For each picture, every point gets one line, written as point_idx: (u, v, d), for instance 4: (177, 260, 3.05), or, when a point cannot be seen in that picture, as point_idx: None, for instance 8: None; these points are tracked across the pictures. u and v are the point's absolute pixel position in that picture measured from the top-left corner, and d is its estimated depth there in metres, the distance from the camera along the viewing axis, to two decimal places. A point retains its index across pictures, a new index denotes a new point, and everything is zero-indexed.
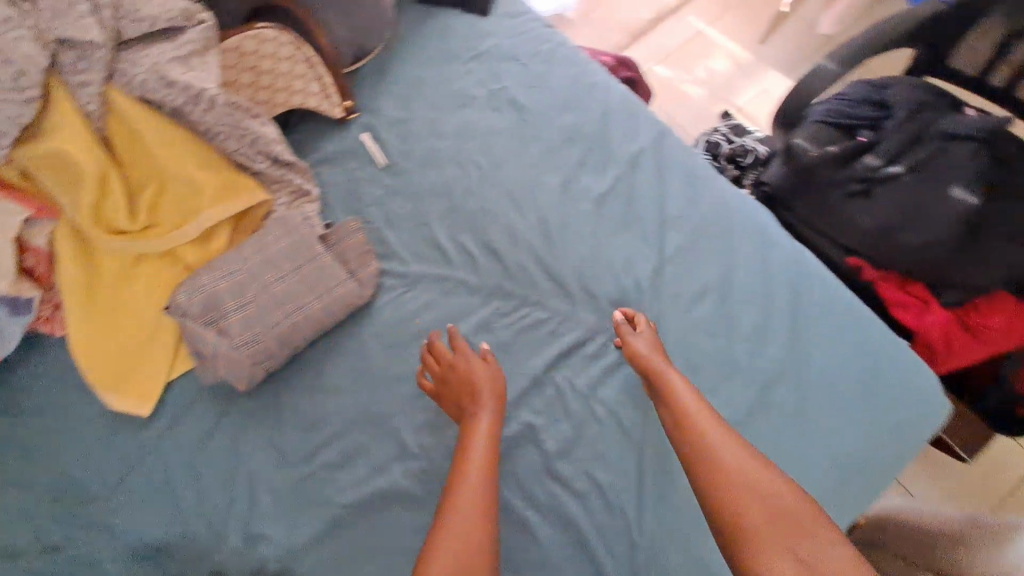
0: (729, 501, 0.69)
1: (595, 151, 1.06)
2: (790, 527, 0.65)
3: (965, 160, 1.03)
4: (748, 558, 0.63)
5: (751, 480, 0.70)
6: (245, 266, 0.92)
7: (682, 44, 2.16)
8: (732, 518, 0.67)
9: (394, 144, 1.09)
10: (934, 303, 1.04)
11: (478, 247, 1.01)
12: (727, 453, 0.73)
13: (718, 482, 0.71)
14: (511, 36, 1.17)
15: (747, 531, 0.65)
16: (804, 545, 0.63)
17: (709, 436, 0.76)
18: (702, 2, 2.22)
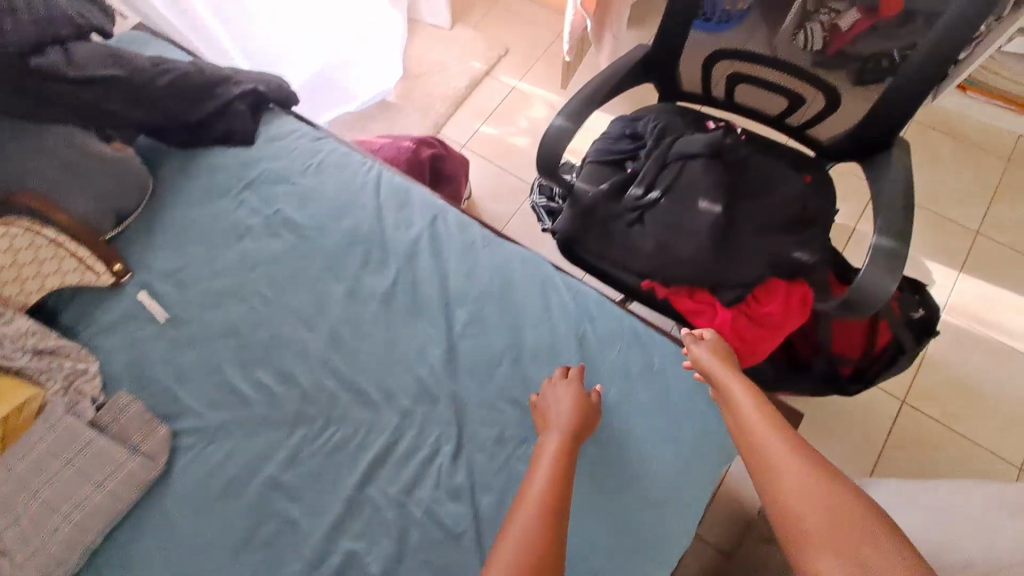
0: (778, 493, 0.68)
1: (375, 249, 1.08)
2: (820, 506, 0.64)
3: (703, 176, 1.15)
4: (810, 544, 0.61)
5: (792, 463, 0.70)
6: (10, 478, 0.86)
7: (502, 101, 2.28)
8: (784, 513, 0.66)
9: (173, 294, 1.06)
10: (718, 304, 1.12)
11: (272, 378, 0.99)
12: (770, 442, 0.73)
13: (770, 475, 0.70)
14: (277, 157, 1.18)
15: (799, 526, 0.63)
16: (845, 515, 0.62)
17: (752, 428, 0.77)
18: (510, 59, 2.36)
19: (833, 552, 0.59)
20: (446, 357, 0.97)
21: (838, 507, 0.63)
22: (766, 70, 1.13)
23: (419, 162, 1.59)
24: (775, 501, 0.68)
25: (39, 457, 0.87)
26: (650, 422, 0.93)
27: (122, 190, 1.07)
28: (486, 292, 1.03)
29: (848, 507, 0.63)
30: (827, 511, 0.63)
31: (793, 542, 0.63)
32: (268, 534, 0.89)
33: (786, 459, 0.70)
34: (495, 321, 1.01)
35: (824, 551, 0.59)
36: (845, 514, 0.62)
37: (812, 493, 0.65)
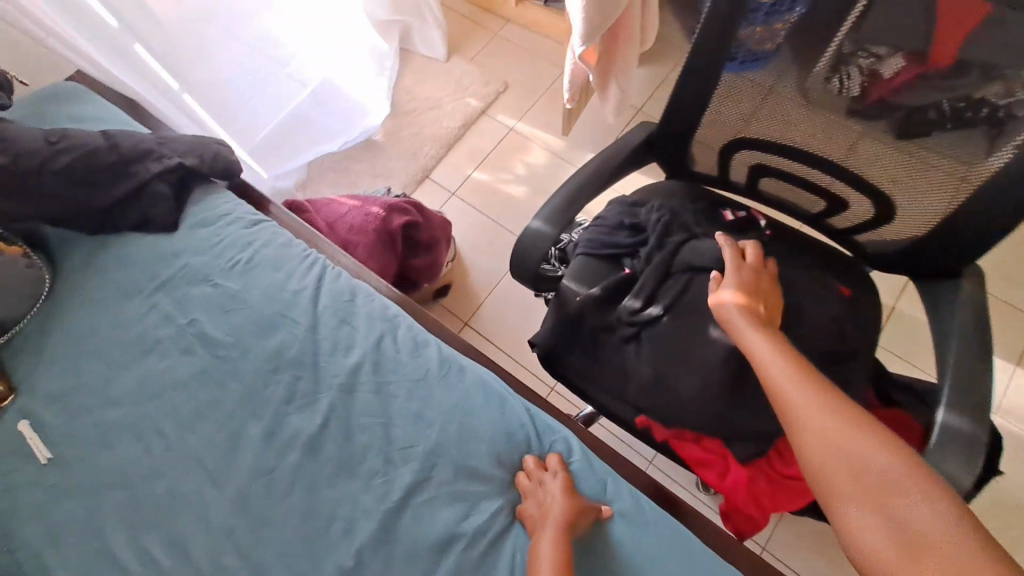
0: (835, 476, 0.60)
1: (304, 378, 0.88)
2: (881, 482, 0.57)
3: None
4: (889, 540, 0.54)
5: (834, 433, 0.62)
6: None
7: (498, 143, 2.08)
8: (842, 492, 0.59)
9: (59, 425, 0.88)
10: (732, 459, 0.89)
11: (162, 549, 0.79)
12: (805, 413, 0.65)
13: (821, 452, 0.62)
14: (203, 251, 1.00)
15: (866, 521, 0.56)
16: (907, 493, 0.56)
17: (787, 394, 0.68)
18: (509, 97, 2.16)
19: (916, 537, 0.53)
20: (376, 534, 0.77)
21: (900, 486, 0.56)
22: (811, 167, 0.92)
23: (388, 232, 1.41)
24: (828, 476, 0.61)
25: None
26: None
27: (9, 296, 0.92)
28: (435, 443, 0.83)
29: (911, 483, 0.56)
30: (893, 498, 0.56)
31: (861, 535, 0.56)
32: None
33: (831, 432, 0.62)
34: (443, 485, 0.81)
35: (908, 541, 0.53)
36: (913, 496, 0.55)
37: (872, 470, 0.58)
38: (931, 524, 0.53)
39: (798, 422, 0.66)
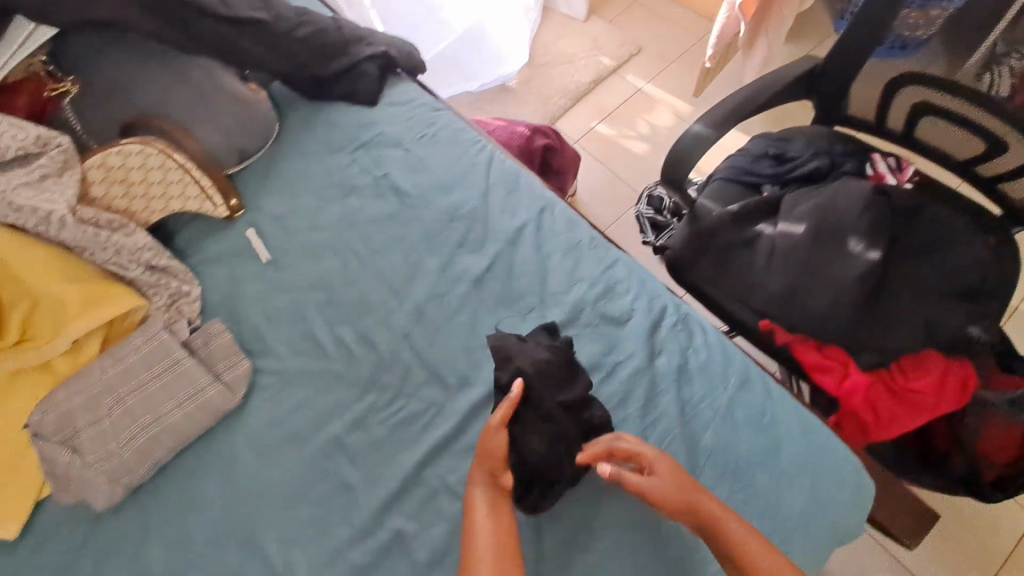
0: (749, 567, 0.66)
1: (476, 229, 1.04)
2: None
3: (862, 213, 0.96)
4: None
5: (743, 529, 0.69)
6: (102, 378, 0.89)
7: (624, 101, 2.17)
8: (747, 563, 0.67)
9: (277, 238, 1.09)
10: (853, 366, 0.96)
11: (355, 339, 0.98)
12: (719, 509, 0.71)
13: (740, 549, 0.68)
14: (395, 122, 1.18)
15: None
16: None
17: (686, 489, 0.72)
18: (641, 60, 2.24)
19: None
20: None
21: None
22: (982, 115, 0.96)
23: (530, 150, 1.54)
24: (744, 563, 0.67)
25: (130, 366, 0.90)
26: (750, 480, 0.80)
27: (248, 131, 1.09)
28: (583, 295, 0.95)
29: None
30: (796, 574, 0.66)
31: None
32: (323, 493, 0.88)
33: (731, 528, 0.69)
34: (587, 328, 0.93)
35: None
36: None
37: (787, 573, 0.66)
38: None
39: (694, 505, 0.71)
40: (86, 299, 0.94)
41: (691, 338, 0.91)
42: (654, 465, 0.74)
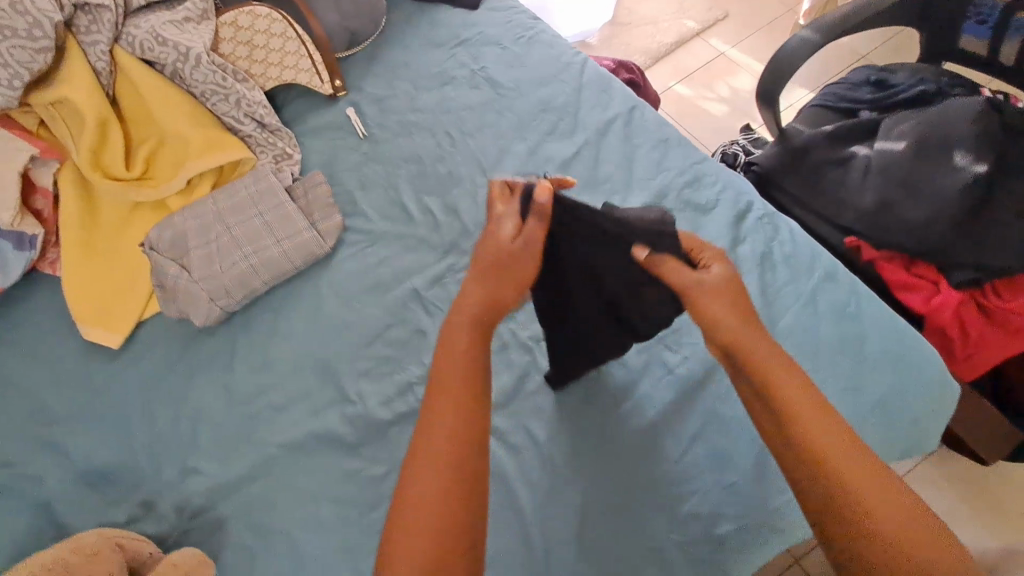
0: (799, 430, 0.57)
1: (565, 119, 1.06)
2: (837, 460, 0.55)
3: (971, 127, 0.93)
4: (864, 507, 0.52)
5: (810, 401, 0.59)
6: (213, 208, 0.96)
7: (705, 64, 2.15)
8: (795, 430, 0.57)
9: (375, 117, 1.14)
10: (944, 283, 0.93)
11: (440, 207, 1.02)
12: (779, 366, 0.61)
13: (793, 415, 0.58)
14: (494, 24, 1.22)
15: (866, 538, 0.51)
16: (861, 477, 0.54)
17: (755, 343, 0.63)
18: (727, 25, 2.21)
19: (882, 516, 0.52)
20: None
21: (869, 469, 0.55)
22: None
23: None
24: (790, 424, 0.58)
25: (239, 201, 0.97)
26: (830, 363, 0.79)
27: (361, 17, 1.17)
28: (667, 184, 0.96)
29: (861, 455, 0.56)
30: (852, 456, 0.55)
31: (801, 492, 0.56)
32: (398, 335, 0.92)
33: (797, 395, 0.59)
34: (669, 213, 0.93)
35: (881, 511, 0.52)
36: (877, 486, 0.54)
37: (844, 448, 0.56)
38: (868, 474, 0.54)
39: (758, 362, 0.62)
40: (206, 140, 1.01)
41: (778, 231, 0.90)
42: (721, 308, 0.66)
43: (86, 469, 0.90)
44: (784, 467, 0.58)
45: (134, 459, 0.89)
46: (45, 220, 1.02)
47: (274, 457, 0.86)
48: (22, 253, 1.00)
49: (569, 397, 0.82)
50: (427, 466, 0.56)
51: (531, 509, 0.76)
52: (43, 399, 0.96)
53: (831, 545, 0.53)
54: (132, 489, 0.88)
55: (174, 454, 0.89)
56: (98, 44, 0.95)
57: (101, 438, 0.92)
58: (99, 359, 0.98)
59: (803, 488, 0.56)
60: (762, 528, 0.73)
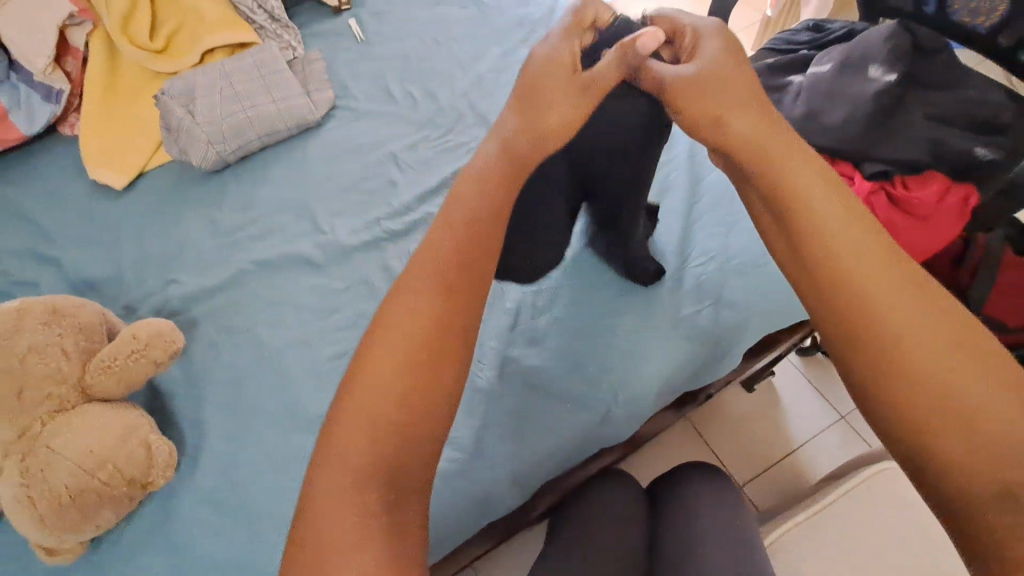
0: (817, 247, 0.43)
1: (539, 32, 1.21)
2: (866, 284, 0.41)
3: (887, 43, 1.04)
4: (900, 356, 0.38)
5: (835, 210, 0.44)
6: (222, 69, 1.09)
7: None
8: (819, 244, 0.43)
9: (372, 25, 1.27)
10: (858, 177, 1.06)
11: (421, 93, 1.15)
12: (798, 168, 0.46)
13: (812, 226, 0.44)
14: None
15: (881, 364, 0.39)
16: (908, 309, 0.39)
17: (772, 143, 0.48)
18: None
19: (911, 335, 0.38)
20: None
21: (916, 297, 0.40)
22: None
23: None
24: (803, 242, 0.44)
25: (244, 66, 1.10)
26: (744, 209, 0.90)
27: None
28: None
29: (904, 277, 0.41)
30: (887, 273, 0.41)
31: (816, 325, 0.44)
32: (372, 186, 1.03)
33: (819, 203, 0.44)
34: None
35: (916, 351, 0.38)
36: (921, 314, 0.39)
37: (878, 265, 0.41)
38: (913, 301, 0.39)
39: (768, 172, 0.47)
40: (221, 20, 1.15)
41: None
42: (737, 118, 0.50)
43: (76, 279, 0.98)
44: (800, 294, 0.45)
45: (122, 273, 0.98)
46: (73, 80, 1.14)
47: (249, 273, 0.95)
48: (48, 104, 1.12)
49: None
50: (380, 338, 0.44)
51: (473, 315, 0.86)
52: (46, 225, 1.05)
53: (843, 379, 0.41)
54: (116, 297, 0.96)
55: (158, 270, 0.98)
56: None
57: (94, 257, 1.01)
58: (101, 197, 1.08)
59: (817, 315, 0.43)
60: (670, 334, 0.83)
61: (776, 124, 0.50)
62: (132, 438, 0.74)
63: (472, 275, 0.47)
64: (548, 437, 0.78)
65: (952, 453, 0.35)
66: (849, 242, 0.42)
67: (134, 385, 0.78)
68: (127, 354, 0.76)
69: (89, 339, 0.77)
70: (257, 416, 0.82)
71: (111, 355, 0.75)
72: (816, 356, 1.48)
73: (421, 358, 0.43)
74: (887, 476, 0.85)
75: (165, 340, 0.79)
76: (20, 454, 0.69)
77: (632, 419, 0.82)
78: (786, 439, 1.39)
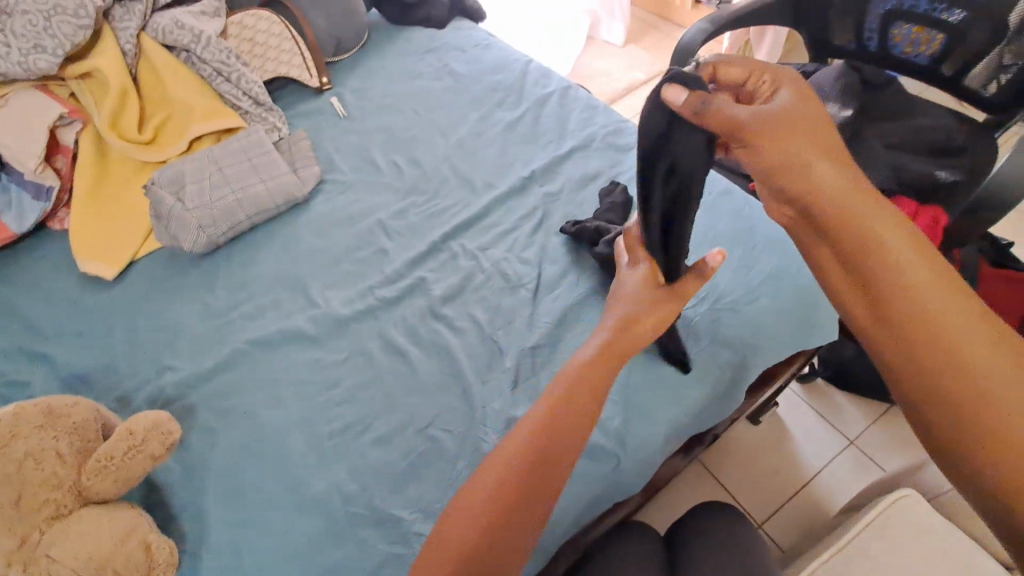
0: (919, 300, 0.49)
1: (513, 96, 1.27)
2: (945, 324, 0.47)
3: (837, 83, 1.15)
4: (962, 365, 0.46)
5: (918, 258, 0.50)
6: (210, 155, 1.13)
7: None
8: (907, 292, 0.49)
9: (353, 101, 1.33)
10: None
11: (405, 162, 1.19)
12: (877, 219, 0.52)
13: (899, 272, 0.50)
14: (457, 37, 1.46)
15: (963, 397, 0.45)
16: (976, 343, 0.46)
17: (852, 200, 0.53)
18: None
19: (969, 345, 0.46)
20: (546, 166, 1.10)
21: (977, 315, 0.48)
22: None
23: None
24: (870, 276, 0.51)
25: (231, 150, 1.14)
26: (727, 248, 0.92)
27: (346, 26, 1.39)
28: (595, 134, 1.14)
29: (966, 301, 0.48)
30: (949, 295, 0.48)
31: (886, 364, 0.51)
32: (363, 255, 1.05)
33: (904, 254, 0.50)
34: (596, 153, 1.11)
35: (973, 358, 0.46)
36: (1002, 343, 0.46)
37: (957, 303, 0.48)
38: (985, 339, 0.46)
39: (842, 214, 0.53)
40: (208, 110, 1.20)
41: None
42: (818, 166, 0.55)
43: (67, 374, 0.97)
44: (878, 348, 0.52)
45: (114, 364, 0.97)
46: (62, 177, 1.16)
47: (244, 352, 0.94)
48: (38, 202, 1.13)
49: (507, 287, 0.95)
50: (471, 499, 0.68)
51: (474, 377, 0.86)
52: (36, 321, 1.04)
53: (909, 399, 0.49)
54: (109, 389, 0.95)
55: (152, 357, 0.97)
56: (127, 29, 1.16)
57: (86, 350, 1.00)
58: (93, 288, 1.08)
59: (887, 356, 0.51)
60: (669, 377, 0.83)
61: (852, 168, 0.55)
62: (131, 538, 0.71)
63: (539, 479, 0.68)
64: (560, 495, 0.76)
65: (1012, 473, 0.42)
66: (914, 262, 0.50)
67: (131, 481, 0.75)
68: (124, 450, 0.73)
69: (84, 438, 0.76)
70: (259, 501, 0.80)
71: (107, 453, 0.73)
72: (815, 383, 1.49)
73: (466, 556, 0.62)
74: (907, 504, 0.84)
75: (162, 432, 0.77)
76: (22, 565, 0.66)
77: (643, 467, 0.81)
78: (798, 470, 1.37)
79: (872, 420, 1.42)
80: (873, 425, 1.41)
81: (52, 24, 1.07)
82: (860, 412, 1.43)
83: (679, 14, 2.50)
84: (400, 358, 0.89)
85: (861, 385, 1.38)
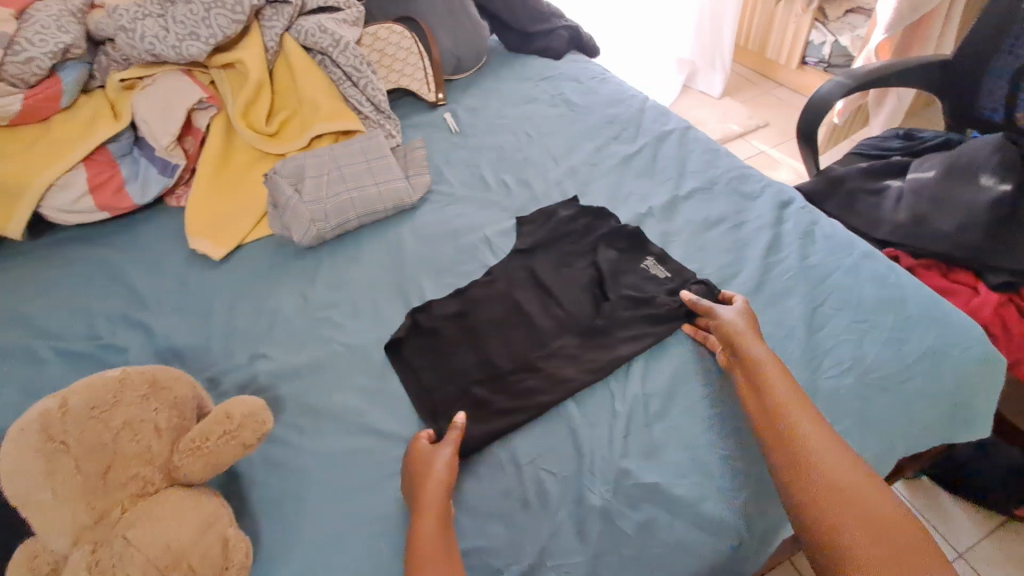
0: (791, 448, 0.64)
1: (628, 129, 1.25)
2: (873, 509, 0.58)
3: (1012, 168, 1.03)
4: (822, 508, 0.59)
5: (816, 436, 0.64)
6: (330, 152, 1.15)
7: (747, 158, 2.20)
8: (832, 539, 0.57)
9: (466, 119, 1.33)
10: (982, 286, 1.00)
11: (515, 182, 1.17)
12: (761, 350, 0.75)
13: (765, 382, 0.71)
14: (573, 69, 1.46)
15: (823, 508, 0.59)
16: (899, 520, 0.57)
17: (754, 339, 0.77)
18: (769, 132, 2.30)
19: (836, 481, 0.60)
20: (667, 203, 1.05)
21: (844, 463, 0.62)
22: None
23: None
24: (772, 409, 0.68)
25: (352, 150, 1.15)
26: (874, 315, 0.83)
27: (467, 46, 1.42)
28: (713, 176, 1.09)
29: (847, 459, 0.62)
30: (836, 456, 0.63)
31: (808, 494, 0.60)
32: (465, 270, 1.01)
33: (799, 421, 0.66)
34: (717, 193, 1.06)
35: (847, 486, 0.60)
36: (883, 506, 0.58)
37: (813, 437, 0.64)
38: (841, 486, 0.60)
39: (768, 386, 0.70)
40: (333, 110, 1.23)
41: (817, 219, 0.99)
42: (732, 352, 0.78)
43: (165, 346, 0.97)
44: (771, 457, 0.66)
45: (210, 343, 0.97)
46: (189, 156, 1.21)
47: (336, 353, 0.91)
48: (162, 177, 1.18)
49: (615, 320, 0.88)
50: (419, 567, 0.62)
51: (582, 424, 0.78)
52: (141, 290, 1.07)
53: (811, 520, 0.59)
54: (201, 367, 0.93)
55: (246, 343, 0.96)
56: (274, 28, 1.23)
57: (185, 325, 1.00)
58: (199, 265, 1.10)
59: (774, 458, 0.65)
60: None
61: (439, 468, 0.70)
62: (211, 530, 0.65)
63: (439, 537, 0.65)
64: (668, 569, 0.67)
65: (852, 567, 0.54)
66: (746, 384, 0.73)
67: (220, 468, 0.70)
68: (219, 434, 0.69)
69: (181, 415, 0.72)
70: (340, 517, 0.74)
71: (202, 434, 0.68)
72: (920, 480, 1.31)
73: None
74: None
75: (256, 421, 0.70)
76: (93, 544, 0.61)
77: (766, 551, 0.71)
78: None
79: (987, 532, 1.22)
80: (987, 539, 1.22)
81: (211, 16, 1.15)
82: (972, 521, 1.24)
83: (782, 72, 2.45)
84: (499, 386, 0.83)
85: (979, 490, 1.21)
